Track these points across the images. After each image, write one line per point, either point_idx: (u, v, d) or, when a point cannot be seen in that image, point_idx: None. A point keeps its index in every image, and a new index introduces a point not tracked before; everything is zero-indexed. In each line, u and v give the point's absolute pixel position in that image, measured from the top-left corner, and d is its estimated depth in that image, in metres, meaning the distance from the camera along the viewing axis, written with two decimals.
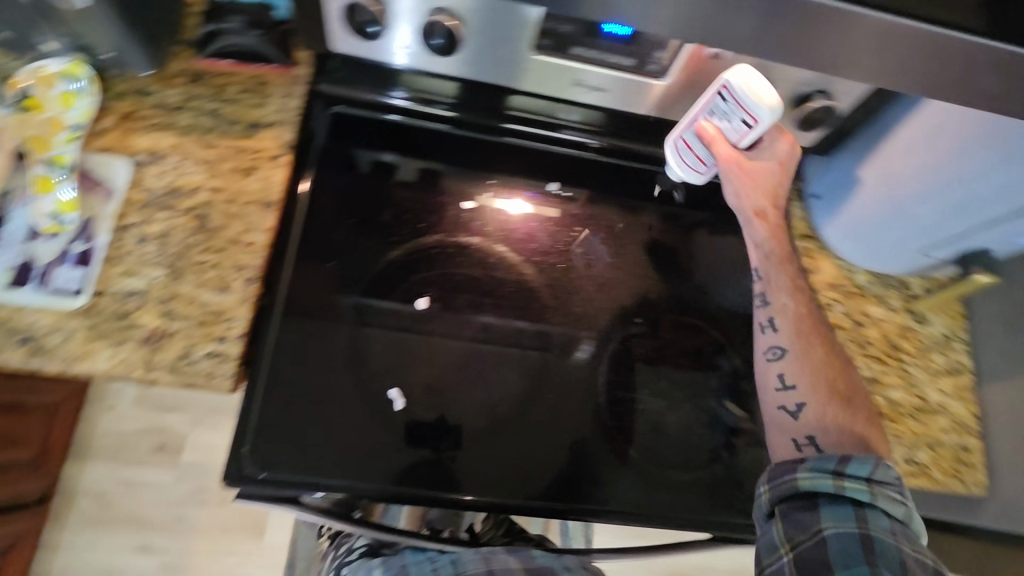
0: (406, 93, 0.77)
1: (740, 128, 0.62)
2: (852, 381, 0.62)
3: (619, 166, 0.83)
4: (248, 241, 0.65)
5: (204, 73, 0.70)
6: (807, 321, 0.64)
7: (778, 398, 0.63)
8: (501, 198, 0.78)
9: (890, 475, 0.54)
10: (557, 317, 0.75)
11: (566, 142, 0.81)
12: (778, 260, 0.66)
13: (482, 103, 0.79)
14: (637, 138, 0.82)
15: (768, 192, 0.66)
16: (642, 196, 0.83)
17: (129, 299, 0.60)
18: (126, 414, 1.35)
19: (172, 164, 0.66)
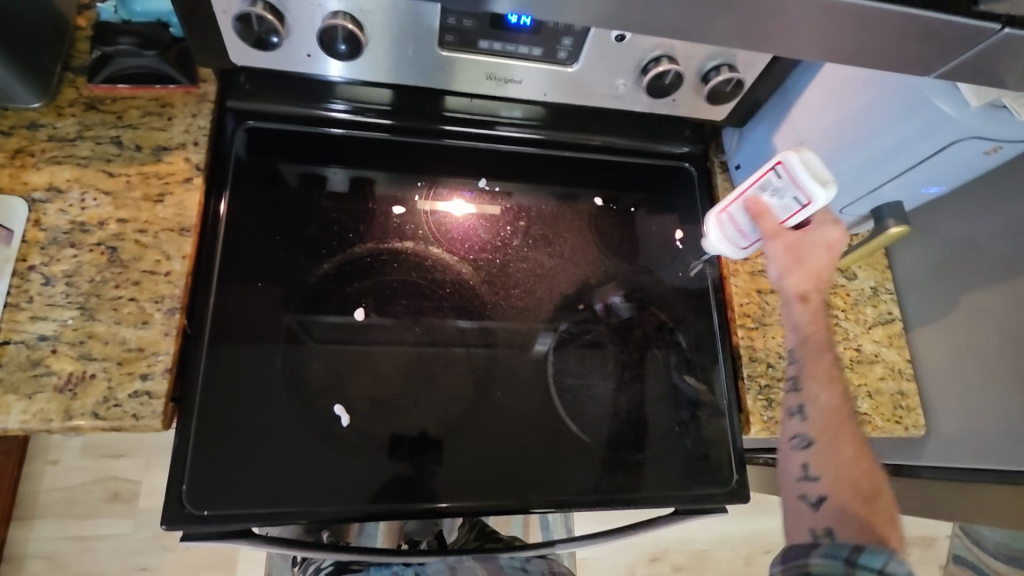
0: (345, 105, 0.75)
1: (791, 206, 0.62)
2: (879, 480, 0.61)
3: (562, 157, 0.83)
4: (166, 271, 0.62)
5: (100, 99, 0.67)
6: (840, 417, 0.64)
7: (799, 487, 0.64)
8: (441, 201, 0.77)
9: (910, 573, 0.53)
10: (501, 313, 0.75)
11: (508, 138, 0.81)
12: (815, 352, 0.65)
13: (417, 107, 0.77)
14: (579, 128, 0.81)
15: (810, 274, 0.65)
16: (584, 183, 0.83)
17: (40, 345, 0.57)
18: (72, 468, 1.29)
19: (74, 198, 0.62)
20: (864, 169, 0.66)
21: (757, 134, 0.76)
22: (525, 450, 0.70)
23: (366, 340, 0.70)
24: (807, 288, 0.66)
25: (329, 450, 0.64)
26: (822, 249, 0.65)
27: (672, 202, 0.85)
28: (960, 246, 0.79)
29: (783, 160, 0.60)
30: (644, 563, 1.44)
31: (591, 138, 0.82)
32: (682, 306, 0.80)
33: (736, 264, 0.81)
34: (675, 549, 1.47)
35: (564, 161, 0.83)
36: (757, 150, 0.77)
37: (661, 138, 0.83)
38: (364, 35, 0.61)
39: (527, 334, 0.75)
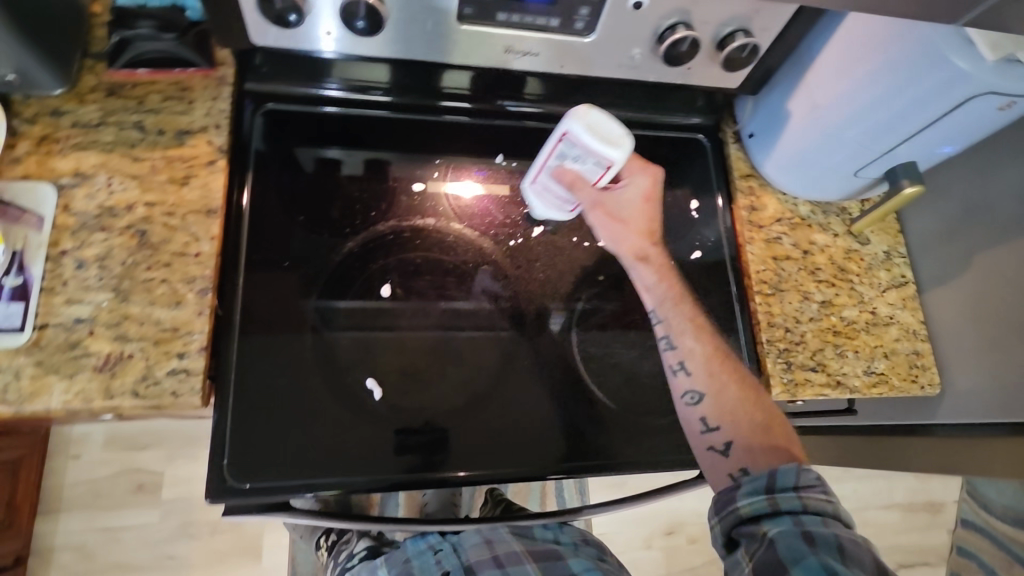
0: (340, 84, 0.74)
1: (594, 169, 0.68)
2: (767, 408, 0.67)
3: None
4: (195, 252, 0.63)
5: (120, 84, 0.67)
6: (714, 358, 0.69)
7: (705, 440, 0.67)
8: (454, 181, 0.78)
9: (812, 477, 0.60)
10: (522, 286, 0.76)
11: (508, 113, 0.80)
12: (675, 306, 0.71)
13: (418, 83, 0.76)
14: (586, 103, 0.80)
15: (644, 231, 0.73)
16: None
17: (77, 327, 0.58)
18: (95, 460, 1.31)
19: (101, 183, 0.63)
20: (878, 130, 0.67)
21: (769, 103, 0.77)
22: (551, 419, 0.71)
23: (392, 317, 0.71)
24: (646, 245, 0.72)
25: (361, 424, 0.66)
26: (640, 205, 0.72)
27: (686, 173, 0.86)
28: (976, 209, 0.79)
29: (568, 130, 0.65)
30: (661, 534, 1.47)
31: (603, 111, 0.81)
32: (699, 276, 0.82)
33: (751, 232, 0.82)
34: (691, 521, 1.49)
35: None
36: (770, 119, 0.77)
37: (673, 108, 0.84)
38: (386, 9, 0.62)
39: (548, 307, 0.76)
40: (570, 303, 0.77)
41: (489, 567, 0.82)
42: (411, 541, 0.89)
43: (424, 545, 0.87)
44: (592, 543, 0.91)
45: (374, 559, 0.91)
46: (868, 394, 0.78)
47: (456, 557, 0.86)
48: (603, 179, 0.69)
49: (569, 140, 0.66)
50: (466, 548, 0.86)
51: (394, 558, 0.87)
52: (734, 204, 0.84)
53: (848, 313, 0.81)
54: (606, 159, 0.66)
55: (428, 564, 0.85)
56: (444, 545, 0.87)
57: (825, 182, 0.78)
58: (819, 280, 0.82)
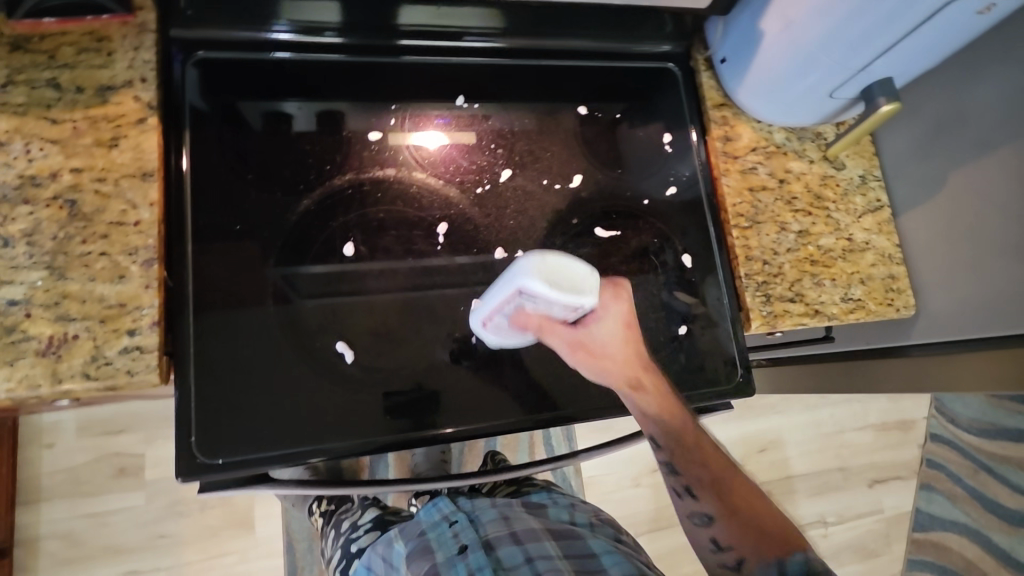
0: (290, 27, 0.68)
1: (561, 312, 0.61)
2: (773, 515, 0.61)
3: (530, 67, 0.78)
4: (134, 221, 0.58)
5: (25, 36, 0.60)
6: (723, 474, 0.63)
7: (717, 563, 0.61)
8: (415, 133, 0.73)
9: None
10: (493, 234, 0.72)
11: (475, 51, 0.76)
12: (681, 437, 0.63)
13: (369, 21, 0.70)
14: (558, 33, 0.76)
15: (628, 361, 0.64)
16: (560, 96, 0.79)
17: (11, 311, 0.53)
18: (70, 448, 1.27)
19: (18, 150, 0.57)
20: (853, 47, 0.64)
21: (738, 25, 0.73)
22: (532, 372, 0.70)
23: (357, 279, 0.67)
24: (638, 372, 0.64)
25: (336, 390, 0.63)
26: (616, 337, 0.64)
27: (657, 107, 0.82)
28: (951, 123, 0.78)
29: (524, 286, 0.57)
30: (647, 473, 1.51)
31: (552, 46, 0.78)
32: (677, 215, 0.79)
33: (726, 163, 0.79)
34: None
35: (543, 72, 0.78)
36: (740, 44, 0.74)
37: (631, 38, 0.79)
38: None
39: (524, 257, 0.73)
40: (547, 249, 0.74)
41: (507, 543, 0.80)
42: (425, 511, 0.88)
43: (437, 519, 0.86)
44: (607, 521, 0.91)
45: (387, 531, 0.92)
46: (847, 320, 0.78)
47: (474, 531, 0.83)
48: (569, 316, 0.62)
49: (527, 293, 0.58)
50: (482, 523, 0.84)
51: (409, 530, 0.88)
52: (709, 135, 0.80)
53: (826, 241, 0.80)
54: (573, 305, 0.59)
55: (444, 536, 0.83)
56: (460, 518, 0.85)
57: (799, 107, 0.75)
58: (796, 210, 0.80)
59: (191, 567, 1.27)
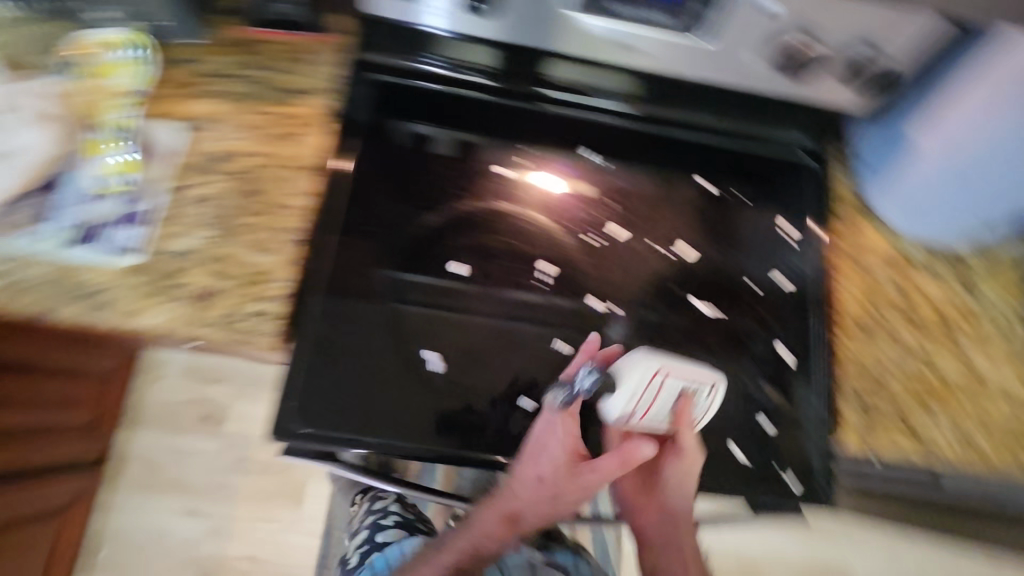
0: (443, 62, 0.75)
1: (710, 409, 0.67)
2: None
3: (658, 137, 0.78)
4: (288, 205, 0.68)
5: (247, 42, 0.73)
6: None
7: None
8: (538, 171, 0.79)
9: None
10: (595, 284, 0.75)
11: (603, 109, 0.77)
12: None
13: (521, 68, 0.76)
14: (675, 105, 0.78)
15: None
16: (682, 167, 0.82)
17: (177, 259, 0.65)
18: (174, 386, 1.44)
19: (220, 131, 0.69)
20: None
21: (890, 132, 0.71)
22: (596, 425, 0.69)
23: (455, 296, 0.72)
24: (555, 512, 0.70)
25: (416, 392, 0.67)
26: None
27: (780, 194, 0.81)
28: None
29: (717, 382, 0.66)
30: None
31: (674, 117, 0.78)
32: (782, 304, 0.76)
33: (842, 261, 0.74)
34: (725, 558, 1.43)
35: (657, 138, 0.78)
36: (891, 150, 0.71)
37: (755, 121, 0.79)
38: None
39: (623, 313, 0.75)
40: (637, 308, 0.75)
41: None
42: None
43: None
44: None
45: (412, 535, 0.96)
46: (956, 465, 0.66)
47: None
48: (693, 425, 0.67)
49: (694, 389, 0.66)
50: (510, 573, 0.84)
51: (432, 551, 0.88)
52: (831, 230, 0.76)
53: (946, 370, 0.71)
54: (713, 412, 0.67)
55: None
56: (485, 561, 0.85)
57: (947, 222, 0.71)
58: (914, 326, 0.72)
59: (240, 521, 1.37)
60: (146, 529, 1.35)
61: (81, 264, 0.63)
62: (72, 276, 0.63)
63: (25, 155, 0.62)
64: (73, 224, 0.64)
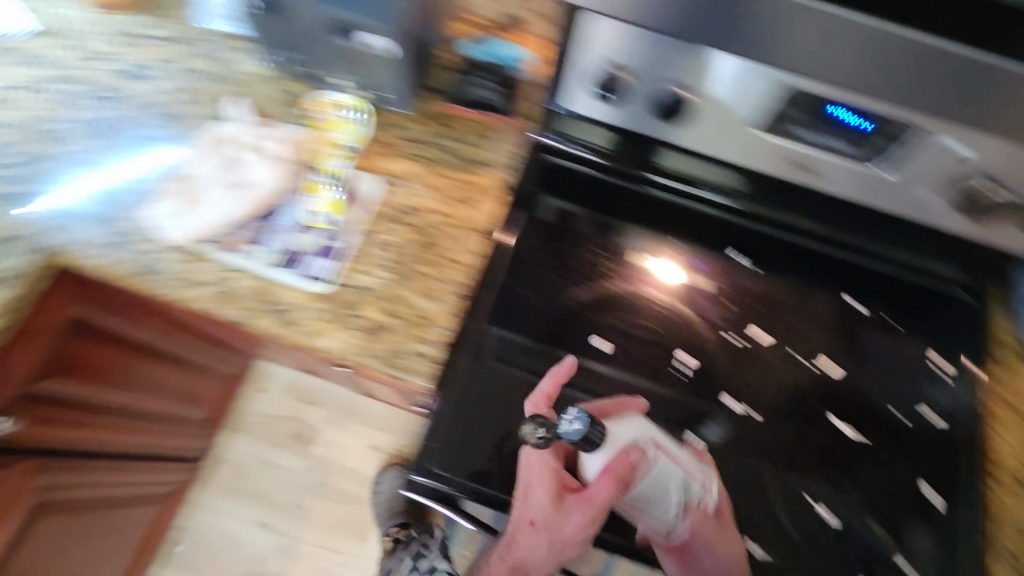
0: (555, 134, 0.84)
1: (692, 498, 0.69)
2: None
3: (750, 231, 0.84)
4: (461, 260, 0.75)
5: (447, 115, 0.84)
6: None
7: None
8: (653, 261, 0.82)
9: None
10: (734, 385, 0.75)
11: (702, 199, 0.84)
12: None
13: (633, 153, 0.85)
14: (769, 204, 0.83)
15: None
16: (782, 267, 0.83)
17: (359, 292, 0.72)
18: (274, 400, 1.52)
19: (412, 187, 0.79)
20: None
21: None
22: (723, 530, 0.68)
23: (597, 371, 0.75)
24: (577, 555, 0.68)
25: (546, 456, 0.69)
26: None
27: (930, 325, 0.80)
28: None
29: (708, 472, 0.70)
30: None
31: (771, 216, 0.83)
32: (928, 444, 0.74)
33: (1002, 409, 0.73)
34: None
35: (747, 232, 0.84)
36: None
37: (852, 233, 0.82)
38: (630, 79, 0.68)
39: (761, 420, 0.74)
40: (776, 420, 0.74)
41: None
42: None
43: None
44: None
45: None
46: None
47: None
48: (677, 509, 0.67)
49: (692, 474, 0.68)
50: None
51: None
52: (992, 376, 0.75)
53: None
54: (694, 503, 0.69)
55: None
56: None
57: None
58: None
59: (307, 546, 1.41)
60: (222, 534, 1.41)
61: (285, 284, 0.72)
62: (272, 292, 0.71)
63: (255, 186, 0.74)
64: (278, 249, 0.74)
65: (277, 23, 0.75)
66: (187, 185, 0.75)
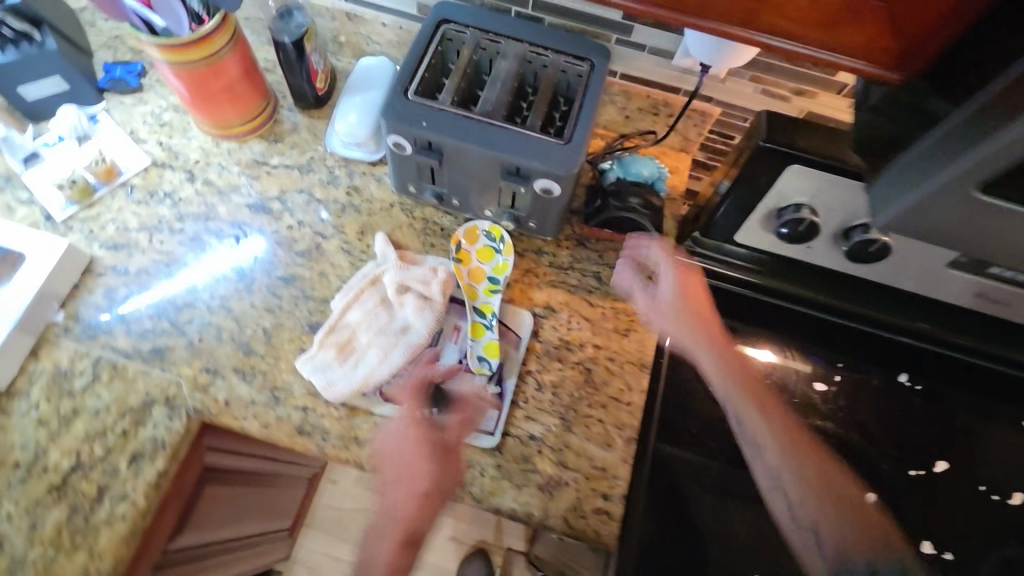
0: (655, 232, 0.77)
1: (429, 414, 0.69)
2: None
3: (846, 327, 0.80)
4: (627, 400, 0.73)
5: (586, 237, 0.82)
6: None
7: None
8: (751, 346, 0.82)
9: None
10: (915, 517, 0.74)
11: (734, 279, 0.80)
12: None
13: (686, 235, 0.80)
14: (802, 283, 0.77)
15: None
16: (881, 366, 0.81)
17: (529, 442, 0.70)
18: (347, 491, 1.46)
19: (564, 319, 0.77)
20: None
21: None
22: None
23: None
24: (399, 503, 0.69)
25: None
26: None
27: None
28: None
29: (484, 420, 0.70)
30: None
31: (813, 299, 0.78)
32: None
33: None
34: None
35: (786, 311, 0.81)
36: None
37: (962, 332, 0.77)
38: (819, 220, 0.65)
39: (951, 558, 0.73)
40: (966, 557, 0.73)
41: None
42: None
43: None
44: None
45: None
46: None
47: None
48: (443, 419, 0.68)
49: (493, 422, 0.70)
50: None
51: None
52: None
53: None
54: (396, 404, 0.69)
55: None
56: None
57: None
58: None
59: None
60: None
61: None
62: None
63: (411, 334, 0.71)
64: (439, 397, 0.70)
65: (424, 162, 0.71)
66: (342, 337, 0.70)
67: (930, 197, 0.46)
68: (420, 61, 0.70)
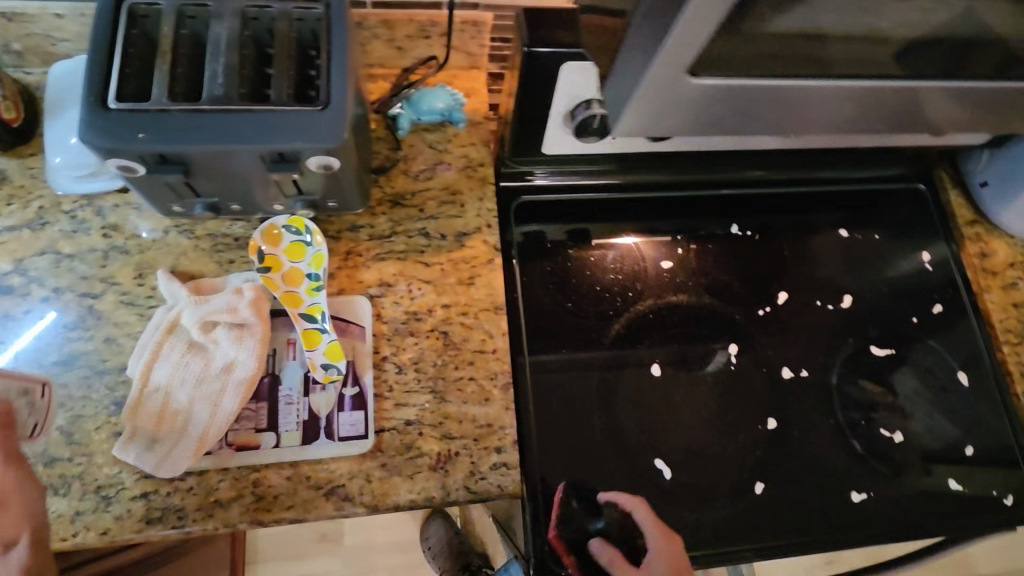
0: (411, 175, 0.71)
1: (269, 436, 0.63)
2: None
3: (686, 199, 0.84)
4: (492, 349, 0.70)
5: (400, 195, 0.75)
6: None
7: None
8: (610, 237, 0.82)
9: None
10: (776, 350, 0.80)
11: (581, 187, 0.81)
12: None
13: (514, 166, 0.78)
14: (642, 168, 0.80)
15: None
16: (713, 219, 0.85)
17: (408, 429, 0.66)
18: None
19: (403, 290, 0.71)
20: None
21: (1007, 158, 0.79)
22: (834, 497, 0.75)
23: (666, 397, 0.76)
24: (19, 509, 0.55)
25: (659, 503, 0.71)
26: None
27: (910, 228, 0.88)
28: None
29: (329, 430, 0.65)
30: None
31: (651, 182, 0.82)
32: (934, 337, 0.84)
33: (987, 280, 0.83)
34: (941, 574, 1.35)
35: (632, 203, 0.83)
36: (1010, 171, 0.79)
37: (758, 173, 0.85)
38: None
39: (809, 373, 0.80)
40: (821, 368, 0.81)
41: None
42: None
43: None
44: None
45: None
46: None
47: None
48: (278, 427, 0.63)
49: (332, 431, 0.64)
50: None
51: None
52: (964, 252, 0.85)
53: None
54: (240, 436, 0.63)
55: None
56: None
57: None
58: None
59: None
60: None
61: (326, 457, 0.63)
62: (314, 474, 0.63)
63: (235, 371, 0.62)
64: (295, 421, 0.64)
65: (171, 179, 0.59)
66: (157, 402, 0.61)
67: (638, 102, 0.51)
68: (110, 56, 0.56)
